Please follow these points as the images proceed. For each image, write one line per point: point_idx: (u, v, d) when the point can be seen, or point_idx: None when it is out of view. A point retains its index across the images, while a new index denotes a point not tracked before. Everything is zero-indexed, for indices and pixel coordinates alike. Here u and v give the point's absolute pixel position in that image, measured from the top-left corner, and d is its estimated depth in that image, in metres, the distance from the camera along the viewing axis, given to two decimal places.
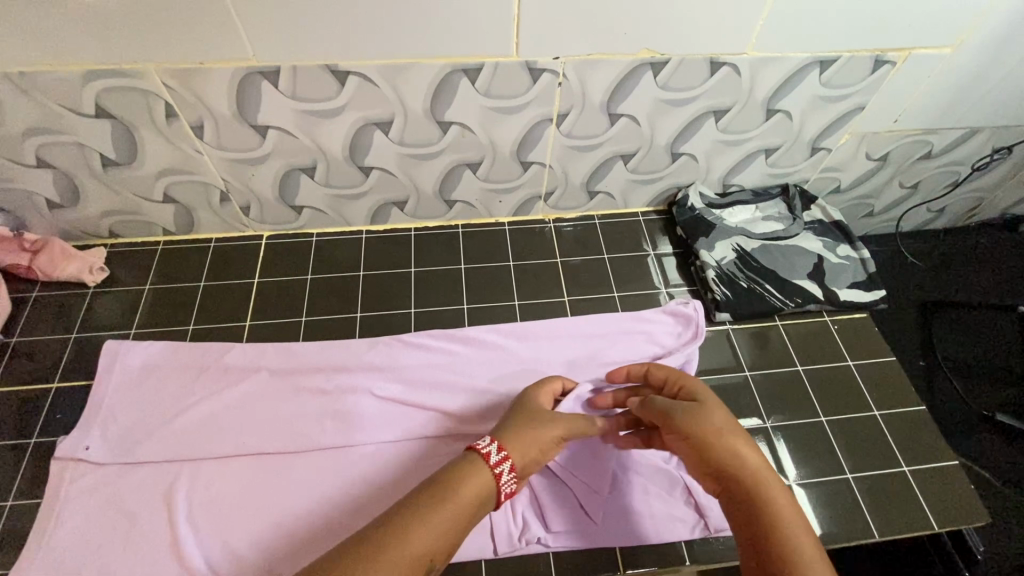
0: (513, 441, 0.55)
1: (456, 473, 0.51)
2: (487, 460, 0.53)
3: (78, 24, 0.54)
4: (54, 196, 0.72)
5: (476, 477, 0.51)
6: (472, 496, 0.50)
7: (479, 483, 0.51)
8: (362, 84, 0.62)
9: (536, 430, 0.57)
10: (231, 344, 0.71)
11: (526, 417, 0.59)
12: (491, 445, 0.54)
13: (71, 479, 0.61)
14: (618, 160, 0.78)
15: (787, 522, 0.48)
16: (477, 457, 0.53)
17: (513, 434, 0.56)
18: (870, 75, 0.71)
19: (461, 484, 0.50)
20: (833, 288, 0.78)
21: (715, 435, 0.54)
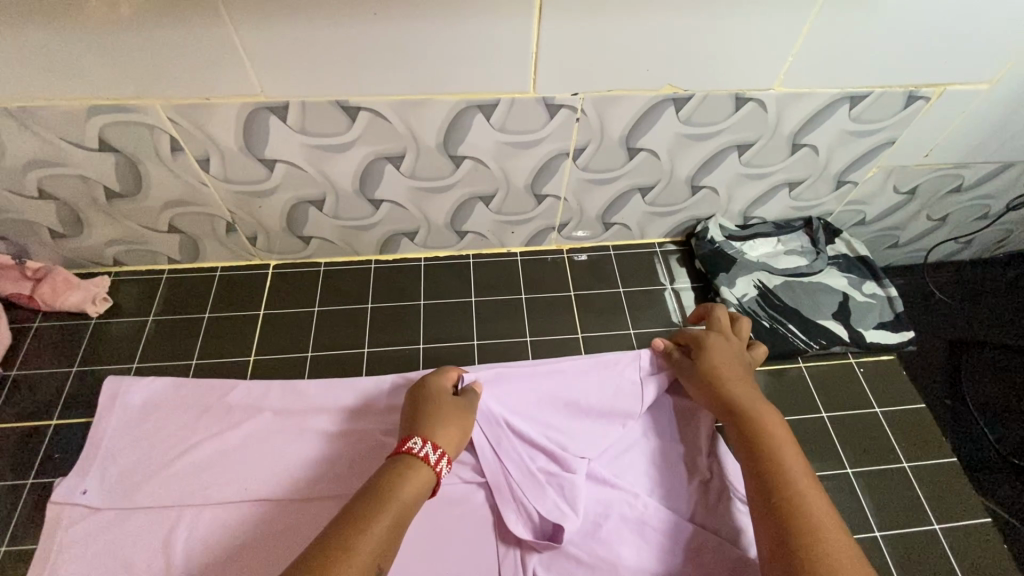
0: (441, 434, 0.58)
1: (391, 479, 0.53)
2: (422, 458, 0.55)
3: (81, 60, 0.52)
4: (57, 226, 0.70)
5: (414, 476, 0.53)
6: (414, 492, 0.52)
7: (418, 480, 0.53)
8: (373, 119, 0.60)
9: (459, 416, 0.60)
10: (235, 381, 0.69)
11: (433, 407, 0.60)
12: (425, 447, 0.56)
13: (67, 524, 0.59)
14: (636, 193, 0.75)
15: (780, 444, 0.55)
16: (411, 458, 0.55)
17: (440, 428, 0.58)
18: (902, 110, 0.68)
19: (398, 489, 0.52)
20: (859, 329, 0.75)
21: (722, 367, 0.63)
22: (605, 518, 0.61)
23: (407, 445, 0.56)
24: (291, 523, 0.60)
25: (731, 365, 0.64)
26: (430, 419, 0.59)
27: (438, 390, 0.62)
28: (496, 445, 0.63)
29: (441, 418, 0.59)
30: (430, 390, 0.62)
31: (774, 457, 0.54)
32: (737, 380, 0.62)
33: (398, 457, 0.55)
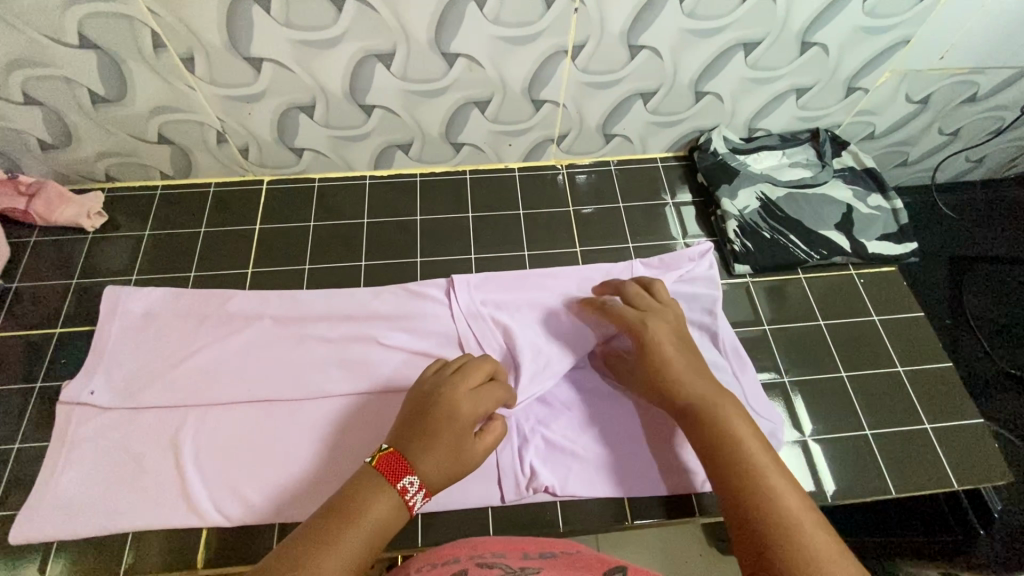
0: (428, 460, 0.50)
1: (365, 502, 0.47)
2: (405, 503, 0.48)
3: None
4: (46, 136, 0.69)
5: (389, 513, 0.47)
6: (384, 530, 0.47)
7: (393, 517, 0.47)
8: (361, 9, 0.57)
9: (459, 442, 0.52)
10: (234, 291, 0.69)
11: (436, 424, 0.52)
12: (417, 494, 0.49)
13: (78, 422, 0.61)
14: (638, 99, 0.72)
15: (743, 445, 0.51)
16: (395, 497, 0.48)
17: (431, 453, 0.50)
18: (920, 3, 0.65)
19: (371, 516, 0.46)
20: (861, 240, 0.74)
21: (676, 363, 0.57)
22: (600, 417, 0.62)
23: (402, 481, 0.49)
24: (294, 423, 0.62)
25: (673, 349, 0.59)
26: (431, 439, 0.51)
27: (446, 399, 0.53)
28: (482, 338, 0.65)
29: (448, 450, 0.51)
30: (465, 417, 0.53)
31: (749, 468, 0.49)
32: (685, 368, 0.57)
33: (382, 481, 0.48)
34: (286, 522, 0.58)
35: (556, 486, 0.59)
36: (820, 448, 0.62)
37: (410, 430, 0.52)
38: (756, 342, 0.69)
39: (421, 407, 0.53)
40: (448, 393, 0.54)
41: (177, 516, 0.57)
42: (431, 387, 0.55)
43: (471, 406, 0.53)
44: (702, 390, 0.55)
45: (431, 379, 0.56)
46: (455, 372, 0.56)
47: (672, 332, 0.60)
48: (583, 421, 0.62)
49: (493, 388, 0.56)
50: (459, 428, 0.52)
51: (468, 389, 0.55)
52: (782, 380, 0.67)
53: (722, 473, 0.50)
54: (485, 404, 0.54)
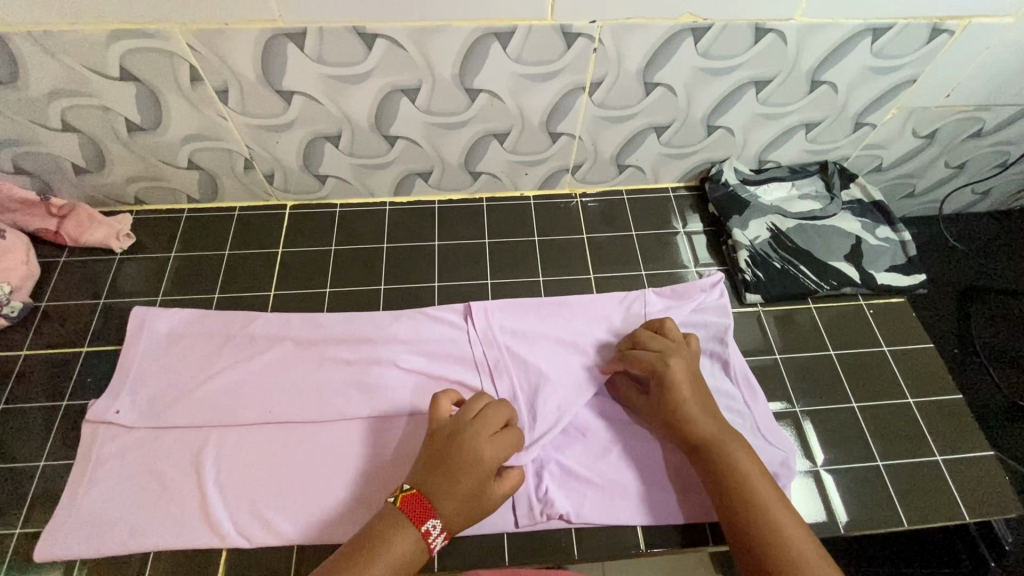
0: (449, 505, 0.52)
1: (389, 542, 0.50)
2: (427, 545, 0.51)
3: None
4: (80, 161, 0.72)
5: (411, 553, 0.50)
6: (406, 567, 0.50)
7: (415, 557, 0.50)
8: (390, 47, 0.60)
9: (482, 487, 0.54)
10: (256, 313, 0.71)
11: (462, 470, 0.53)
12: (439, 537, 0.51)
13: (103, 440, 0.63)
14: (651, 133, 0.75)
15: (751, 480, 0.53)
16: (417, 538, 0.51)
17: (456, 498, 0.52)
18: (926, 45, 0.67)
19: (395, 556, 0.49)
20: (870, 271, 0.76)
21: (688, 402, 0.59)
22: (614, 444, 0.63)
23: (426, 524, 0.51)
24: (312, 445, 0.63)
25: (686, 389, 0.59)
26: (457, 484, 0.53)
27: (471, 446, 0.54)
28: (498, 365, 0.67)
29: (472, 494, 0.53)
30: (488, 464, 0.54)
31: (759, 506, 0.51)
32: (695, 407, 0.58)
33: (407, 523, 0.51)
34: (304, 545, 0.58)
35: (571, 513, 0.59)
36: (832, 478, 0.63)
37: (433, 474, 0.53)
38: (767, 370, 0.70)
39: (442, 449, 0.55)
40: (469, 438, 0.55)
41: (197, 536, 0.58)
42: (451, 428, 0.56)
43: (495, 453, 0.55)
44: (709, 425, 0.57)
45: (450, 419, 0.57)
46: (475, 417, 0.57)
47: (686, 370, 0.61)
48: (597, 448, 0.63)
49: (512, 435, 0.57)
50: (482, 474, 0.54)
51: (492, 433, 0.56)
52: (793, 409, 0.68)
53: (731, 513, 0.52)
54: (504, 451, 0.56)
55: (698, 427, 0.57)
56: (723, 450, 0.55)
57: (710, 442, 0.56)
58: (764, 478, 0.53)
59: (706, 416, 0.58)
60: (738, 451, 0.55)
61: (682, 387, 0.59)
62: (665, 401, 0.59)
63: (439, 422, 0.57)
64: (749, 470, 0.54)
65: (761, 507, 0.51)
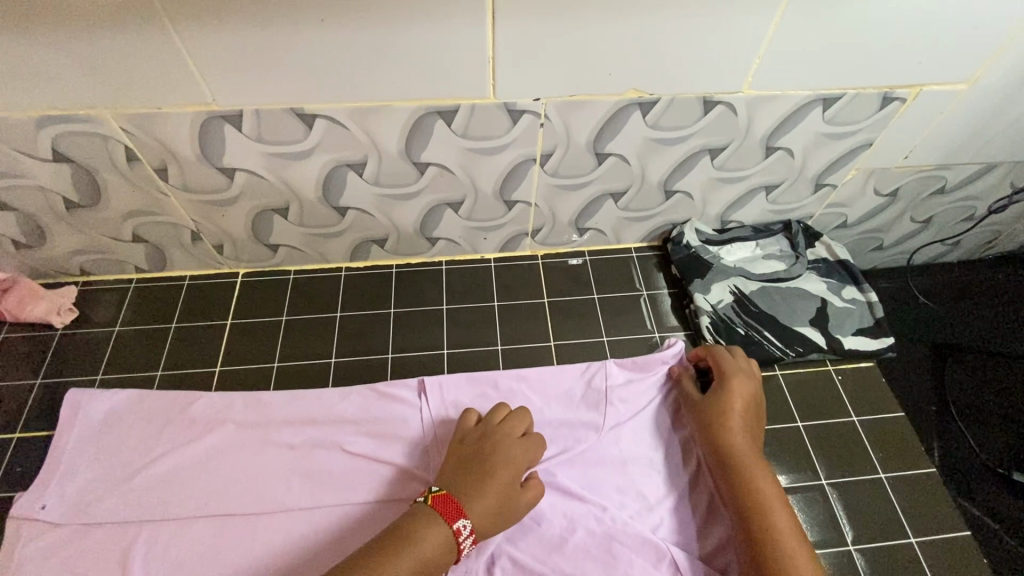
0: (479, 506, 0.53)
1: (421, 539, 0.50)
2: (456, 546, 0.51)
3: (43, 71, 0.52)
4: (20, 237, 0.70)
5: (440, 553, 0.50)
6: (433, 566, 0.50)
7: (443, 558, 0.51)
8: (331, 126, 0.59)
9: (510, 490, 0.56)
10: (199, 393, 0.68)
11: (492, 471, 0.56)
12: (468, 539, 0.52)
13: (25, 540, 0.59)
14: (608, 198, 0.73)
15: (770, 501, 0.56)
16: (449, 538, 0.51)
17: (485, 500, 0.54)
18: (878, 112, 0.67)
19: (423, 553, 0.50)
20: (837, 336, 0.74)
21: (732, 417, 0.61)
22: (571, 533, 0.60)
23: (457, 523, 0.52)
24: (250, 540, 0.59)
25: (737, 406, 0.62)
26: (489, 484, 0.55)
27: (502, 447, 0.58)
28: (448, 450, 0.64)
29: (500, 497, 0.55)
30: (517, 466, 0.57)
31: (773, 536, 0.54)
32: (736, 423, 0.61)
33: (439, 521, 0.52)
34: None
35: None
36: None
37: (465, 476, 0.56)
38: None
39: (471, 451, 0.58)
40: (498, 442, 0.59)
41: None
42: (481, 434, 0.60)
43: (522, 455, 0.59)
44: (743, 445, 0.59)
45: (478, 427, 0.61)
46: (503, 421, 0.61)
47: (744, 387, 0.63)
48: (553, 538, 0.60)
49: (536, 438, 0.61)
50: (511, 475, 0.56)
51: (518, 438, 0.60)
52: None
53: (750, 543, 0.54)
54: (530, 453, 0.60)
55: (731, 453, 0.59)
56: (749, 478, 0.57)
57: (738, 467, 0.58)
58: (781, 510, 0.55)
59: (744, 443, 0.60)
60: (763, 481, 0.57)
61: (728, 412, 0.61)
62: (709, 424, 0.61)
63: (466, 430, 0.61)
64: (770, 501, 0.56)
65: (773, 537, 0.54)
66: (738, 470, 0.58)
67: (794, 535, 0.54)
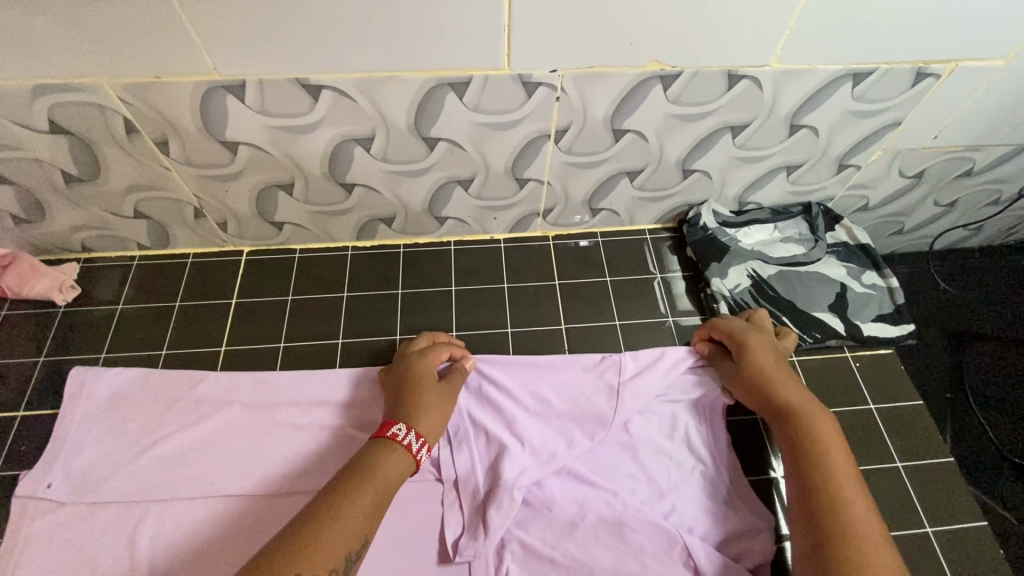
0: (402, 415, 0.57)
1: (370, 457, 0.53)
2: (402, 444, 0.54)
3: (36, 36, 0.49)
4: (19, 212, 0.68)
5: (392, 456, 0.53)
6: (390, 472, 0.52)
7: (395, 461, 0.53)
8: (337, 98, 0.56)
9: (420, 389, 0.59)
10: (203, 373, 0.66)
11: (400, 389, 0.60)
12: (409, 436, 0.55)
13: (32, 518, 0.58)
14: (624, 177, 0.71)
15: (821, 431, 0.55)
16: (391, 442, 0.54)
17: (407, 408, 0.58)
18: (910, 89, 0.64)
19: (382, 468, 0.52)
20: (856, 322, 0.72)
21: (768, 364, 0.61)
22: (582, 518, 0.59)
23: (391, 429, 0.55)
24: (257, 521, 0.59)
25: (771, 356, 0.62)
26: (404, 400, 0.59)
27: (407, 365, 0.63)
28: (456, 433, 0.62)
29: (416, 399, 0.59)
30: (421, 370, 0.61)
31: (823, 467, 0.52)
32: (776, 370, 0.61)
33: (377, 440, 0.55)
34: None
35: None
36: None
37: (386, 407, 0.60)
38: (749, 432, 0.66)
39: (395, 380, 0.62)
40: (402, 365, 0.63)
41: None
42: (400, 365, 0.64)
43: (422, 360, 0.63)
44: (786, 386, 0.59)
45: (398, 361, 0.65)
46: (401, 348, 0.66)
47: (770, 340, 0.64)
48: (563, 524, 0.59)
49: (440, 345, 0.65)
50: (423, 378, 0.61)
51: (417, 352, 0.64)
52: (775, 475, 0.63)
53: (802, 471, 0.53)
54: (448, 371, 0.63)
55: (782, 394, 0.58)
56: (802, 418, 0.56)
57: (790, 407, 0.57)
58: (835, 447, 0.54)
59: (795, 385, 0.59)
60: (817, 421, 0.56)
61: (765, 356, 0.62)
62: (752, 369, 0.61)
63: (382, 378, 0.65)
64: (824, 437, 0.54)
65: (826, 470, 0.52)
66: (788, 411, 0.57)
67: (847, 468, 0.52)
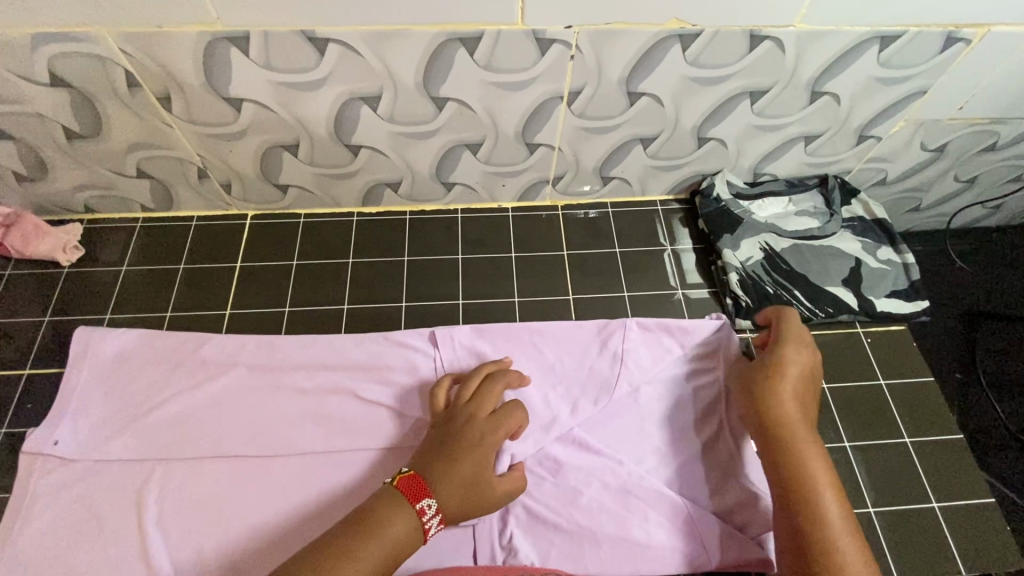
0: (441, 482, 0.51)
1: (384, 520, 0.48)
2: (422, 526, 0.49)
3: None
4: (21, 170, 0.67)
5: (405, 532, 0.48)
6: (399, 547, 0.47)
7: (408, 537, 0.48)
8: (344, 53, 0.55)
9: (474, 462, 0.52)
10: (208, 336, 0.66)
11: (454, 453, 0.53)
12: (433, 519, 0.49)
13: (40, 474, 0.59)
14: (637, 143, 0.69)
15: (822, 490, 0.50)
16: (413, 518, 0.49)
17: (448, 479, 0.51)
18: (938, 55, 0.61)
19: (389, 536, 0.47)
20: (869, 297, 0.71)
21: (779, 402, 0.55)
22: (586, 486, 0.59)
23: (420, 503, 0.49)
24: (262, 484, 0.59)
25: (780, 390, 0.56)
26: (453, 468, 0.52)
27: (470, 422, 0.55)
28: None
29: (466, 476, 0.52)
30: (484, 443, 0.54)
31: (822, 538, 0.48)
32: (786, 410, 0.54)
33: (402, 503, 0.49)
34: None
35: (536, 561, 0.56)
36: None
37: (430, 455, 0.53)
38: None
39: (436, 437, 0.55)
40: (466, 420, 0.55)
41: None
42: (447, 415, 0.57)
43: (490, 429, 0.55)
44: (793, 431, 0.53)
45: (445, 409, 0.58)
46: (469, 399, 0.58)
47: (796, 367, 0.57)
48: (567, 491, 0.59)
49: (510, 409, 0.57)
50: (482, 455, 0.53)
51: (486, 414, 0.56)
52: None
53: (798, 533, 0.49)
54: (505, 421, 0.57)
55: (793, 459, 0.52)
56: (809, 495, 0.50)
57: (790, 458, 0.52)
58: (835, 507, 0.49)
59: (814, 456, 0.52)
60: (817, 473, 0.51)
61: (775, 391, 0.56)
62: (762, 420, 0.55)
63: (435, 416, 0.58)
64: (832, 522, 0.48)
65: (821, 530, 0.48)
66: (791, 466, 0.52)
67: (849, 536, 0.48)
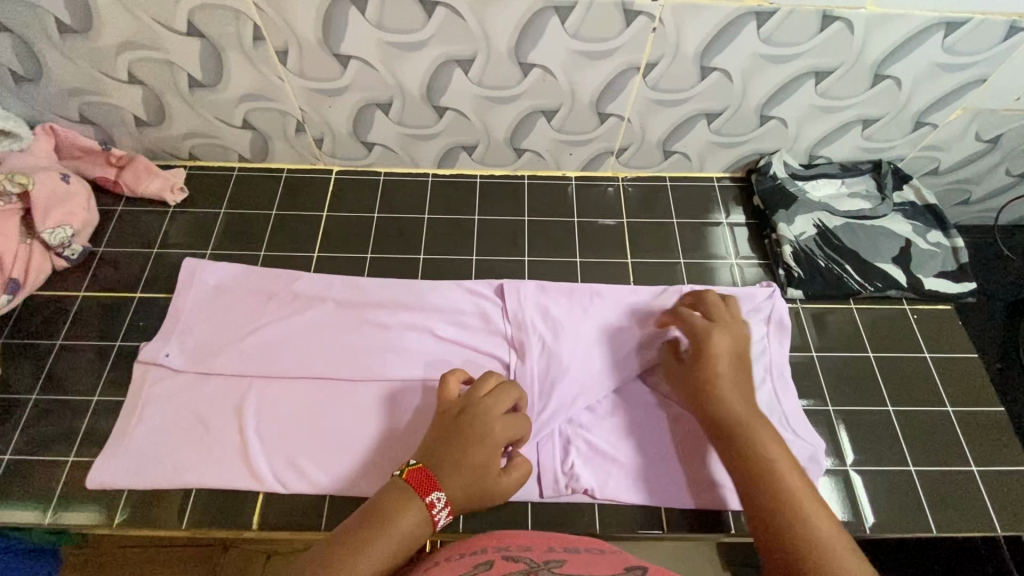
0: (448, 474, 0.51)
1: (393, 512, 0.48)
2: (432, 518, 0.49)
3: None
4: (142, 114, 0.74)
5: (416, 524, 0.48)
6: (410, 540, 0.47)
7: (418, 529, 0.48)
8: (450, 16, 0.61)
9: (482, 458, 0.52)
10: (300, 273, 0.73)
11: (463, 452, 0.52)
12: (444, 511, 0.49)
13: (152, 381, 0.66)
14: (702, 119, 0.74)
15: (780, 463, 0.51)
16: (423, 510, 0.49)
17: (455, 474, 0.51)
18: (1001, 43, 0.64)
19: (400, 529, 0.47)
20: (918, 276, 0.74)
21: (722, 380, 0.57)
22: (642, 426, 0.64)
23: (430, 496, 0.49)
24: (346, 404, 0.65)
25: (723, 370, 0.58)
26: (459, 463, 0.51)
27: (482, 418, 0.54)
28: (527, 347, 0.67)
29: (474, 472, 0.51)
30: (494, 441, 0.53)
31: (790, 508, 0.48)
32: (727, 392, 0.57)
33: (411, 495, 0.49)
34: (337, 496, 0.60)
35: (595, 489, 0.61)
36: (859, 477, 0.63)
37: (440, 448, 0.52)
38: (804, 368, 0.69)
39: (447, 429, 0.53)
40: (480, 416, 0.54)
41: (236, 477, 0.61)
42: (461, 404, 0.55)
43: (502, 430, 0.54)
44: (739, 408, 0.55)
45: (459, 398, 0.56)
46: (488, 393, 0.56)
47: (732, 347, 0.60)
48: (625, 430, 0.64)
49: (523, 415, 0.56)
50: (491, 453, 0.53)
51: (501, 414, 0.55)
52: (826, 407, 0.67)
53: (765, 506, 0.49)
54: (515, 429, 0.55)
55: (759, 446, 0.52)
56: (777, 483, 0.50)
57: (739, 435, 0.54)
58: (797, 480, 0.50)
59: (764, 429, 0.54)
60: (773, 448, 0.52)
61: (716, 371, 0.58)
62: (717, 414, 0.56)
63: (448, 401, 0.56)
64: (807, 507, 0.48)
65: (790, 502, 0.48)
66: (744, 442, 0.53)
67: (817, 506, 0.48)
